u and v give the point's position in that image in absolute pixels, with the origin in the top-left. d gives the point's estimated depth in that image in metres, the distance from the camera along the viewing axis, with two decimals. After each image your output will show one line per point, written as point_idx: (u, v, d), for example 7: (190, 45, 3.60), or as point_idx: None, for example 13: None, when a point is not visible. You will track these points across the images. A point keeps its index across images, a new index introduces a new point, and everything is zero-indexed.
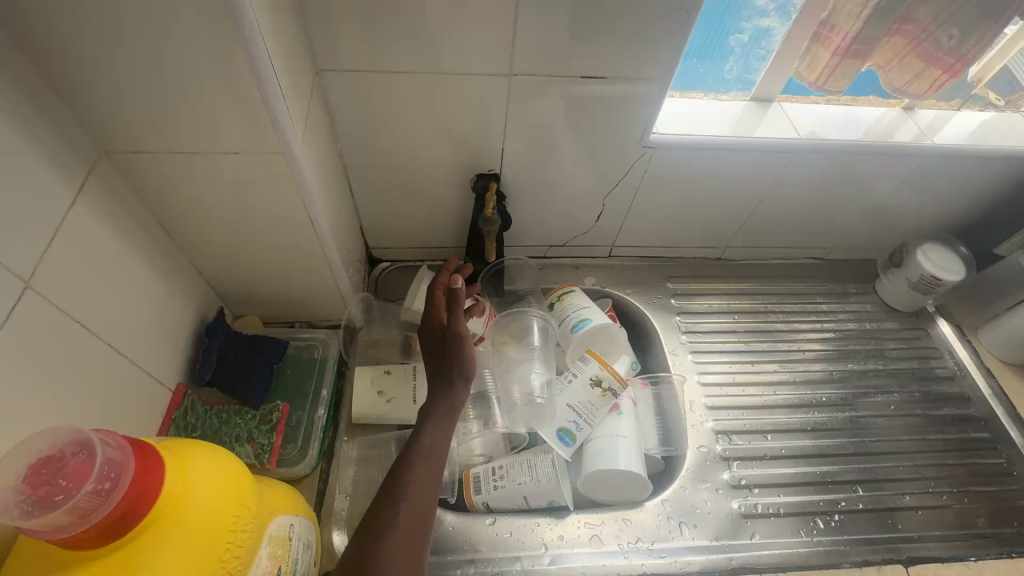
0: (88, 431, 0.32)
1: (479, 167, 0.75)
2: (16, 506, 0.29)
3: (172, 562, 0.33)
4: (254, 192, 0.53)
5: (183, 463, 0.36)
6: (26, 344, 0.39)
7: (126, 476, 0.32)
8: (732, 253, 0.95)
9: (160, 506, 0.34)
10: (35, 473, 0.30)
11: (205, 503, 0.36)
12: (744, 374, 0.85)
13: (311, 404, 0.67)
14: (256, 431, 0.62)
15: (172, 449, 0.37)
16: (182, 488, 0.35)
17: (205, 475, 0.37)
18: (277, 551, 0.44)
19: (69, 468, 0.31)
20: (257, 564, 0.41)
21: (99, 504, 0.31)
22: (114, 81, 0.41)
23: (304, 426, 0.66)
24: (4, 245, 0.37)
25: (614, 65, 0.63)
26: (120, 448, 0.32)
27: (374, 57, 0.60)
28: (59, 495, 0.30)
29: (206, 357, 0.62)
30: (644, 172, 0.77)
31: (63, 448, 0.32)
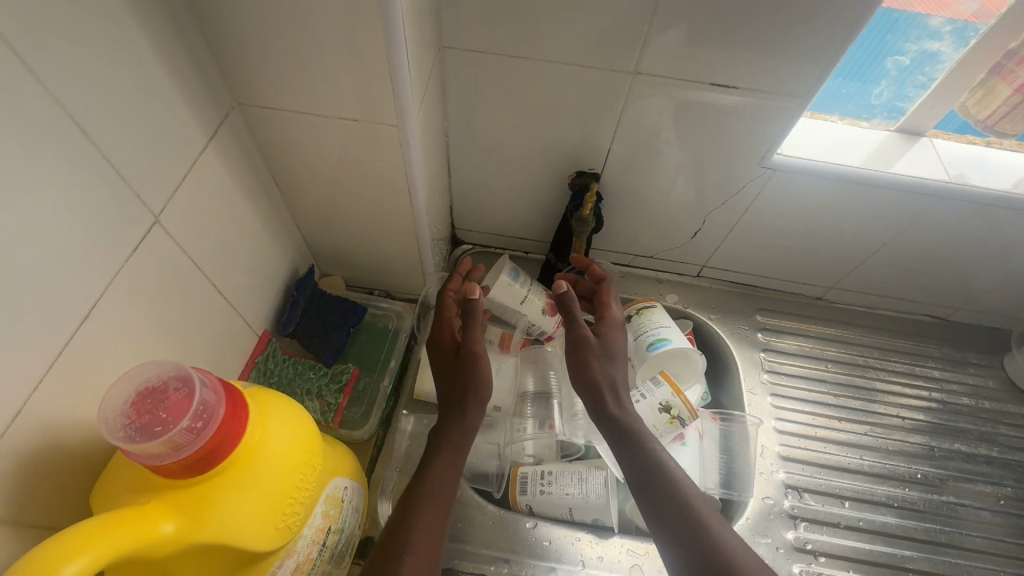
0: (190, 368, 0.34)
1: (580, 163, 0.72)
2: (121, 428, 0.31)
3: (242, 506, 0.34)
4: (364, 161, 0.54)
5: (263, 413, 0.38)
6: (148, 274, 0.41)
7: (215, 419, 0.33)
8: (836, 294, 0.86)
9: (239, 452, 0.35)
10: (140, 400, 0.32)
11: (276, 456, 0.37)
12: (828, 430, 0.77)
13: (378, 371, 0.69)
14: (326, 388, 0.65)
15: (254, 396, 0.38)
16: (259, 438, 0.36)
17: (280, 428, 0.38)
18: (329, 512, 0.45)
19: (169, 403, 0.32)
20: (311, 521, 0.42)
21: (191, 440, 0.32)
22: (259, 37, 0.43)
23: (370, 391, 0.68)
24: (145, 181, 0.40)
25: (750, 76, 0.58)
26: (215, 391, 0.34)
27: (498, 40, 0.58)
28: (158, 426, 0.31)
29: (293, 310, 0.64)
30: (757, 194, 0.71)
31: (166, 381, 0.33)
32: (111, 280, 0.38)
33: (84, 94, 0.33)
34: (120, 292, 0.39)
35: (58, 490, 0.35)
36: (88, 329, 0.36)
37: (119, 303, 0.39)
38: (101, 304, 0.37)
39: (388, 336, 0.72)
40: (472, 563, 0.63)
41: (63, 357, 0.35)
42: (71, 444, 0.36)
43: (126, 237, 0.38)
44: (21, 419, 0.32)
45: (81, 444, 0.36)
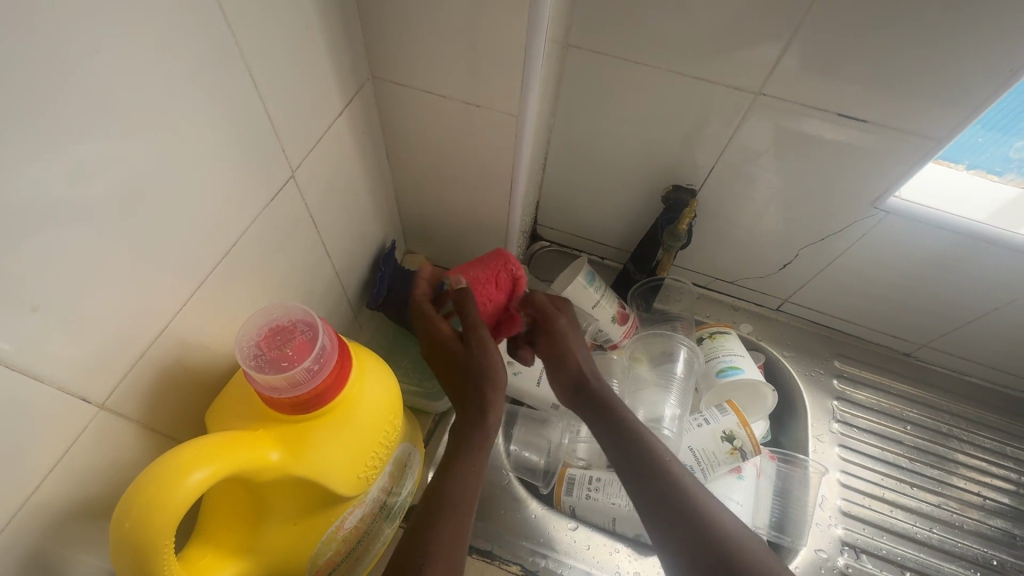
0: (315, 315, 0.37)
1: (679, 177, 0.71)
2: (253, 358, 0.35)
3: (334, 451, 0.37)
4: (476, 146, 0.56)
5: (362, 369, 0.40)
6: (278, 224, 0.45)
7: (328, 365, 0.36)
8: (928, 354, 0.80)
9: (340, 400, 0.37)
10: (271, 335, 0.36)
11: (368, 411, 0.39)
12: (897, 494, 0.72)
13: None
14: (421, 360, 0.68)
15: (357, 351, 0.41)
16: (358, 391, 0.39)
17: (374, 386, 0.40)
18: (395, 472, 0.48)
19: (295, 343, 0.36)
20: (381, 478, 0.45)
21: (307, 379, 0.35)
22: (408, 17, 0.46)
23: None
24: (290, 139, 0.43)
25: (882, 112, 0.55)
26: (332, 340, 0.37)
27: (623, 44, 0.59)
28: (284, 362, 0.35)
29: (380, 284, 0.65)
30: (862, 235, 0.68)
31: (295, 323, 0.37)
32: (252, 223, 0.41)
33: (261, 50, 0.37)
34: (255, 236, 0.42)
35: (179, 405, 0.39)
36: (226, 265, 0.40)
37: (252, 245, 0.42)
38: (241, 243, 0.41)
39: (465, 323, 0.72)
40: (509, 551, 0.64)
41: (204, 287, 0.38)
42: (197, 366, 0.39)
43: (267, 187, 0.42)
44: (165, 337, 0.36)
45: (203, 368, 0.40)
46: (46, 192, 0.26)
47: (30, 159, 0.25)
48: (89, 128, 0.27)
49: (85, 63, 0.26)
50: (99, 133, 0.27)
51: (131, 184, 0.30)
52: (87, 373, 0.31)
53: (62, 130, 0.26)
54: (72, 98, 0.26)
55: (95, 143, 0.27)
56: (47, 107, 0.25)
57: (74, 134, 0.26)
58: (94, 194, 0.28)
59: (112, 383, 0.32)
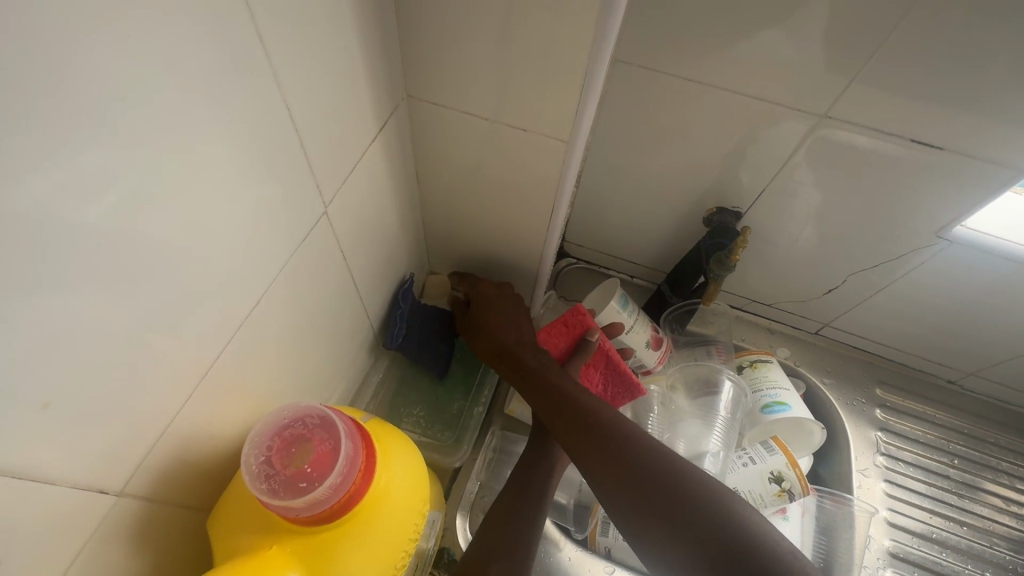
0: (330, 413, 0.33)
1: (723, 199, 0.67)
2: (263, 479, 0.30)
3: (360, 561, 0.32)
4: (519, 172, 0.52)
5: (388, 458, 0.36)
6: (308, 265, 0.41)
7: (352, 474, 0.31)
8: (975, 383, 0.77)
9: (366, 501, 0.33)
10: (284, 448, 0.31)
11: (397, 508, 0.35)
12: (946, 535, 0.69)
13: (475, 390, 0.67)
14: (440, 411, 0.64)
15: (380, 436, 0.37)
16: (385, 484, 0.34)
17: (401, 475, 0.36)
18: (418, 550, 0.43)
19: (313, 455, 0.32)
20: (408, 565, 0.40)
21: (328, 495, 0.30)
22: (454, 35, 0.41)
23: (466, 412, 0.65)
24: (325, 172, 0.39)
25: (959, 139, 0.51)
26: (353, 441, 0.32)
27: (675, 60, 0.54)
28: (301, 481, 0.31)
29: (398, 324, 0.60)
30: (920, 264, 0.64)
31: (311, 429, 0.32)
32: (281, 269, 0.37)
33: (297, 80, 0.33)
34: (284, 281, 0.38)
35: (199, 473, 0.35)
36: (253, 318, 0.36)
37: (281, 291, 0.38)
38: (269, 292, 0.37)
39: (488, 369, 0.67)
40: None
41: (229, 347, 0.34)
42: (217, 430, 0.35)
43: (299, 227, 0.38)
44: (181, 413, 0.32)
45: (224, 429, 0.36)
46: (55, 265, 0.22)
47: (27, 236, 0.20)
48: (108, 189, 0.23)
49: (102, 121, 0.22)
50: (116, 198, 0.23)
51: (152, 246, 0.26)
52: (100, 464, 0.27)
53: (76, 199, 0.22)
54: (87, 162, 0.22)
55: (110, 210, 0.23)
56: (56, 175, 0.20)
57: (88, 201, 0.22)
58: (109, 268, 0.24)
59: (129, 469, 0.29)
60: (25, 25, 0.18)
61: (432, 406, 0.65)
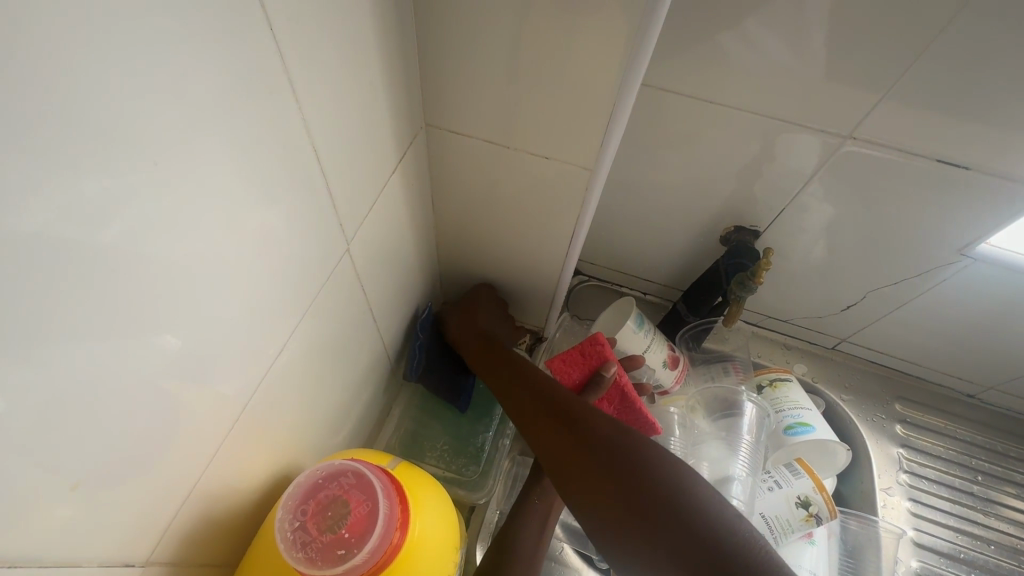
0: (369, 476, 0.32)
1: (741, 218, 0.66)
2: (300, 546, 0.30)
3: None
4: (538, 199, 0.50)
5: (421, 506, 0.35)
6: (328, 304, 0.40)
7: (391, 537, 0.31)
8: (995, 396, 0.76)
9: (403, 557, 0.32)
10: (320, 512, 0.31)
11: (433, 558, 0.33)
12: (971, 554, 0.68)
13: (498, 425, 0.63)
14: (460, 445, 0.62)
15: (409, 483, 0.36)
16: (421, 532, 0.33)
17: (433, 522, 0.35)
18: None
19: (349, 519, 0.31)
20: None
21: (364, 561, 0.30)
22: (473, 65, 0.40)
23: (488, 448, 0.62)
24: (346, 209, 0.38)
25: (985, 158, 0.50)
26: (391, 504, 0.32)
27: (693, 82, 0.53)
28: (339, 548, 0.30)
29: (415, 352, 0.60)
30: (940, 281, 0.63)
31: (347, 489, 0.32)
32: (304, 312, 0.36)
33: (319, 119, 0.31)
34: (305, 323, 0.37)
35: (224, 528, 0.34)
36: (274, 369, 0.35)
37: (302, 334, 0.37)
38: (292, 336, 0.36)
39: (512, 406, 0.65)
40: None
41: (251, 400, 0.33)
42: (242, 482, 0.34)
43: (320, 267, 0.37)
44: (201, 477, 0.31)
45: (248, 481, 0.35)
46: (74, 341, 0.21)
47: (47, 313, 0.19)
48: (128, 255, 0.22)
49: (125, 187, 0.21)
50: (139, 263, 0.22)
51: (174, 305, 0.25)
52: (121, 531, 0.26)
53: (95, 270, 0.21)
54: (110, 229, 0.21)
55: (133, 275, 0.22)
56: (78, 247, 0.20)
57: (109, 271, 0.21)
58: (131, 331, 0.23)
59: (154, 532, 0.28)
60: (48, 103, 0.17)
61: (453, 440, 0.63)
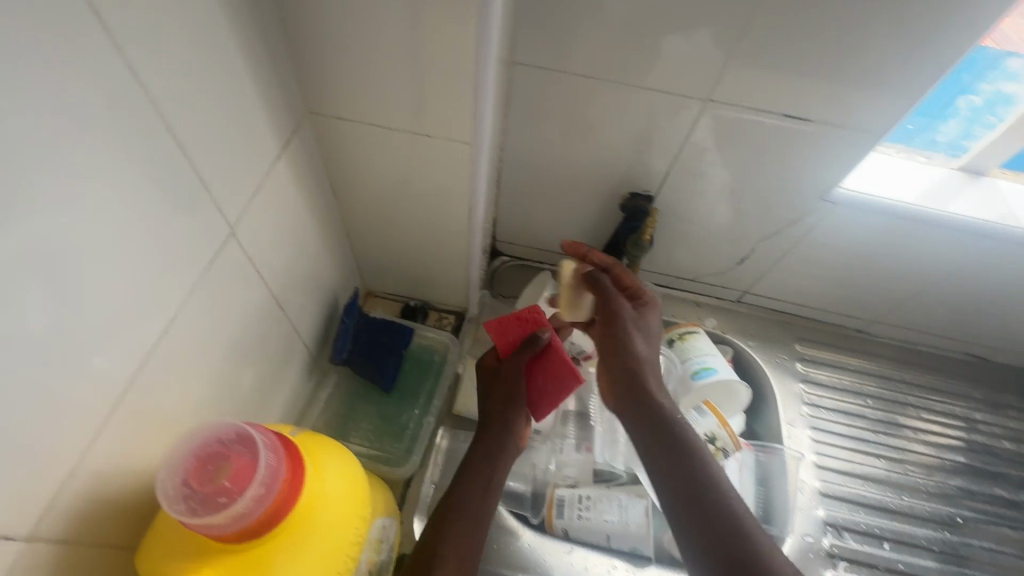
0: (250, 428, 0.32)
1: (635, 184, 0.70)
2: (181, 499, 0.29)
3: (301, 570, 0.33)
4: (432, 176, 0.53)
5: (320, 466, 0.37)
6: (218, 289, 0.41)
7: (278, 485, 0.31)
8: (878, 328, 0.85)
9: (299, 512, 0.34)
10: (199, 467, 0.30)
11: (333, 513, 0.36)
12: (865, 468, 0.75)
13: (422, 404, 0.65)
14: (384, 426, 0.63)
15: (310, 447, 0.38)
16: (318, 489, 0.35)
17: (334, 481, 0.37)
18: (372, 556, 0.45)
19: (232, 469, 0.30)
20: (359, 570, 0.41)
21: (252, 508, 0.30)
22: (341, 49, 0.42)
23: (413, 426, 0.64)
24: (224, 192, 0.39)
25: (824, 109, 0.56)
26: (276, 453, 0.31)
27: (567, 59, 0.57)
28: (221, 497, 0.30)
29: (344, 337, 0.63)
30: (812, 226, 0.70)
31: (227, 443, 0.31)
32: (189, 295, 0.37)
33: (177, 100, 0.33)
34: (194, 306, 0.38)
35: (126, 508, 0.35)
36: (161, 352, 0.36)
37: (191, 318, 0.38)
38: (179, 320, 0.37)
39: (438, 385, 0.67)
40: None
41: (137, 383, 0.34)
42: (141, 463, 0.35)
43: (201, 250, 0.38)
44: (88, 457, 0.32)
45: (144, 463, 0.36)
46: None
47: None
48: None
49: None
50: None
51: (25, 288, 0.26)
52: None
53: None
54: None
55: None
56: None
57: None
58: None
59: (36, 510, 0.28)
60: None
61: (378, 422, 0.64)
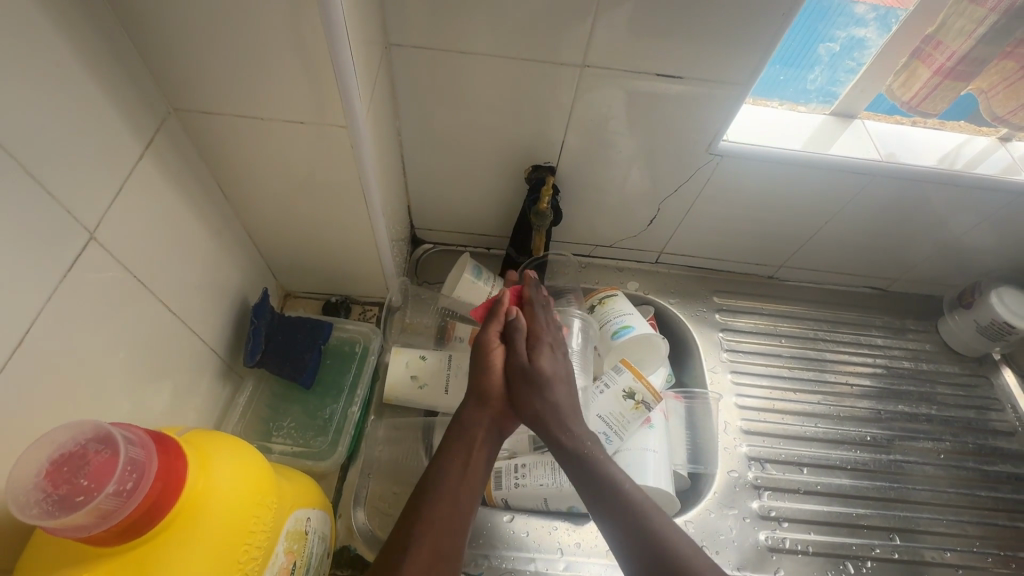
0: (110, 427, 0.32)
1: (537, 157, 0.72)
2: (37, 504, 0.29)
3: (189, 562, 0.33)
4: (316, 164, 0.53)
5: (206, 459, 0.37)
6: (85, 295, 0.40)
7: (147, 476, 0.32)
8: (786, 273, 0.90)
9: (182, 505, 0.34)
10: (56, 469, 0.30)
11: (223, 503, 0.36)
12: (784, 403, 0.81)
13: (346, 397, 0.65)
14: (309, 422, 0.63)
15: (198, 443, 0.38)
16: (204, 482, 0.35)
17: (224, 472, 0.37)
18: (293, 547, 0.45)
19: (91, 467, 0.31)
20: (275, 561, 0.41)
21: (120, 505, 0.31)
22: (189, 41, 0.42)
23: (338, 420, 0.64)
24: (76, 197, 0.38)
25: (692, 66, 0.59)
26: (142, 447, 0.33)
27: (443, 38, 0.58)
28: (80, 495, 0.30)
29: (256, 339, 0.60)
30: (707, 181, 0.73)
31: (84, 445, 0.31)
32: (44, 303, 0.37)
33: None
34: (53, 315, 0.37)
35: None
36: (19, 362, 0.35)
37: (51, 327, 0.37)
38: (35, 329, 0.36)
39: (362, 375, 0.67)
40: None
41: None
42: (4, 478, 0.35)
43: (55, 256, 0.37)
44: None
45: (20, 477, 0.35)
46: None
47: None
48: None
49: None
50: None
51: None
52: None
53: None
54: None
55: None
56: None
57: None
58: None
59: None
60: None
61: (302, 419, 0.63)
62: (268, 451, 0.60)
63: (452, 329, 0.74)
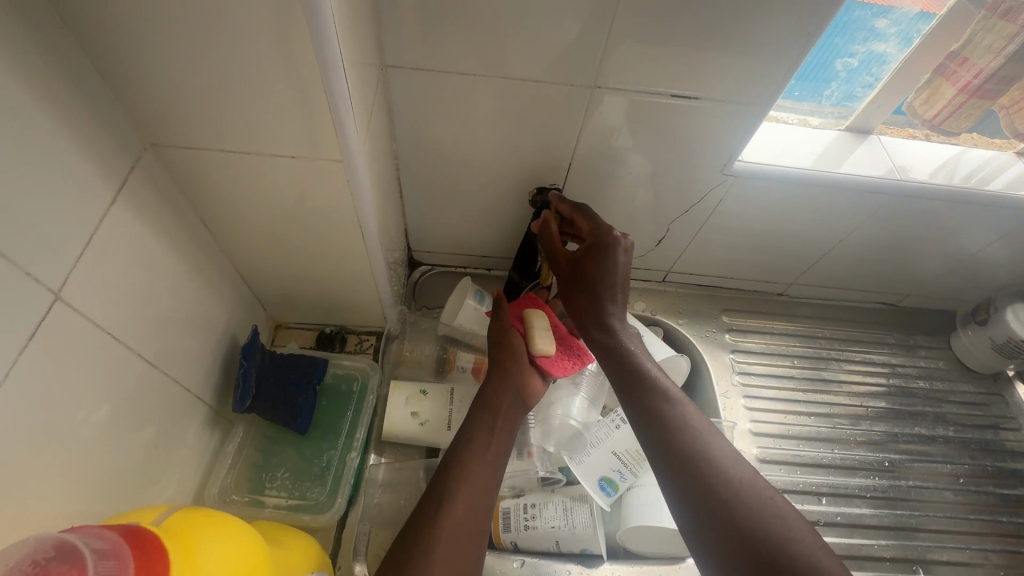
0: (73, 539, 0.29)
1: (541, 179, 0.69)
2: None
3: None
4: (309, 197, 0.49)
5: (191, 549, 0.34)
6: (52, 363, 0.36)
7: None
8: (796, 290, 0.87)
9: None
10: None
11: None
12: (799, 428, 0.78)
13: (343, 442, 0.61)
14: (304, 470, 0.59)
15: (183, 527, 0.35)
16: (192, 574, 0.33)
17: (213, 558, 0.35)
18: None
19: None
20: None
21: None
22: (166, 73, 0.38)
23: (335, 467, 0.60)
24: (39, 256, 0.34)
25: (708, 86, 0.56)
26: (114, 556, 0.29)
27: (443, 58, 0.54)
28: None
29: (246, 384, 0.56)
30: (719, 201, 0.70)
31: (42, 564, 0.27)
32: (4, 378, 0.32)
33: None
34: (13, 391, 0.33)
35: None
36: None
37: (14, 403, 0.33)
38: None
39: (360, 413, 0.63)
40: None
41: None
42: None
43: (17, 325, 0.33)
44: None
45: None
46: None
47: None
48: None
49: None
50: None
51: None
52: None
53: None
54: None
55: None
56: None
57: None
58: None
59: None
60: None
61: (296, 468, 0.60)
62: (261, 506, 0.57)
63: (453, 360, 0.70)
